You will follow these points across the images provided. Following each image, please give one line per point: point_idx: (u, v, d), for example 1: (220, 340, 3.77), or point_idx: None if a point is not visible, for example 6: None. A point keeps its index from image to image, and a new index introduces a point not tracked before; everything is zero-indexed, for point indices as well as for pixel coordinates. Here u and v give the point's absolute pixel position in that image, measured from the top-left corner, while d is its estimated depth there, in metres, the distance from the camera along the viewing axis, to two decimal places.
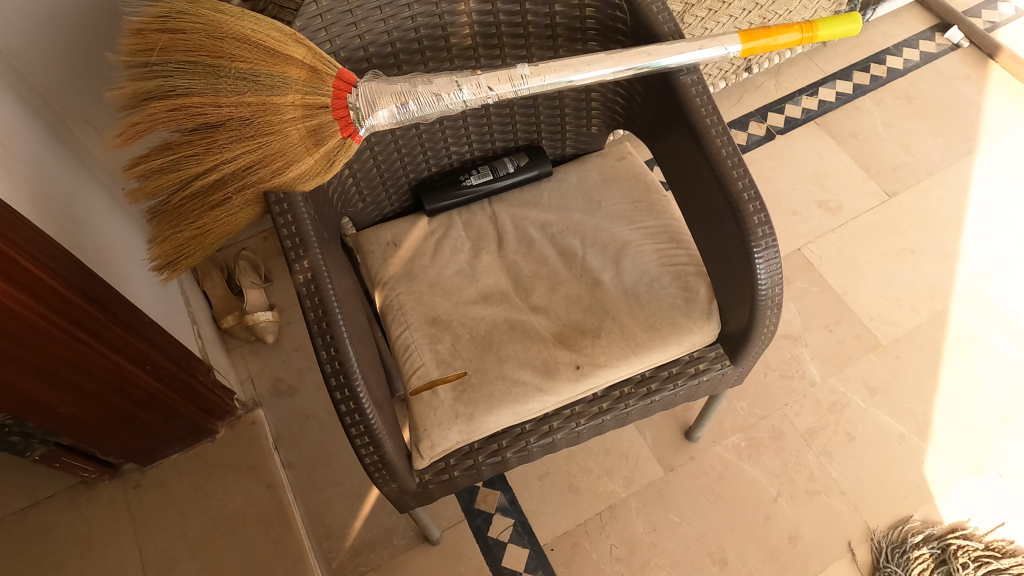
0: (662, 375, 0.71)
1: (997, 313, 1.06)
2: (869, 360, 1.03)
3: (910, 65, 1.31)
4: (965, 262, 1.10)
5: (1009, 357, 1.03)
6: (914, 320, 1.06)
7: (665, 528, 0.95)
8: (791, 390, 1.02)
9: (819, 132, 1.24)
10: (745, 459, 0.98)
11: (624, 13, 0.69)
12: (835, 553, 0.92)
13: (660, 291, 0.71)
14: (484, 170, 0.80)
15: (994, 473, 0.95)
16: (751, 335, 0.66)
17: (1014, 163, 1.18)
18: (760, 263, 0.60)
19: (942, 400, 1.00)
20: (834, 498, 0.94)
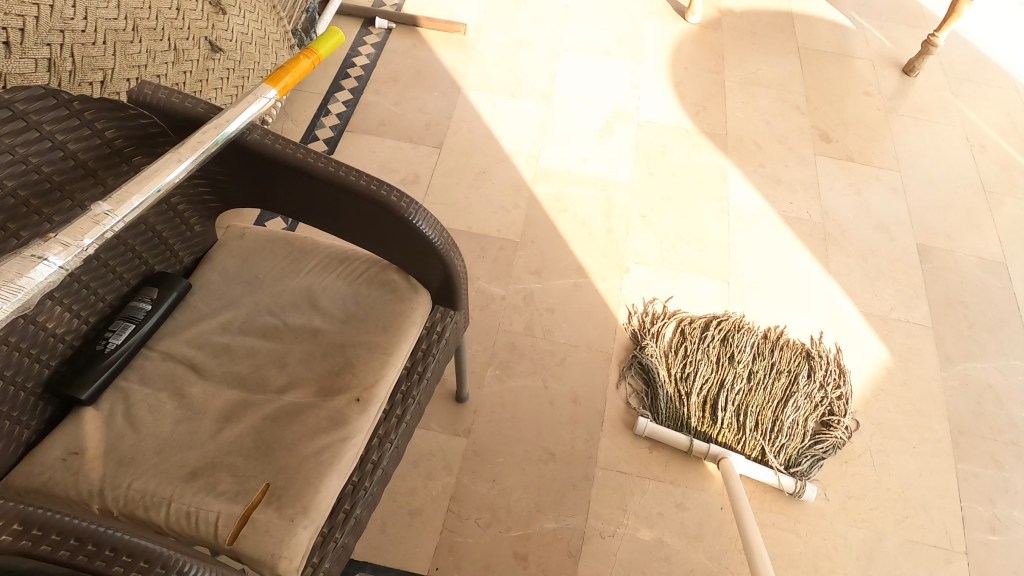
0: (416, 357, 0.79)
1: (558, 173, 1.40)
2: (519, 255, 1.27)
3: (371, 57, 1.60)
4: (515, 156, 1.42)
5: (586, 193, 1.38)
6: (519, 213, 1.34)
7: (499, 472, 1.05)
8: (486, 312, 1.20)
9: (357, 136, 1.43)
10: (504, 381, 1.14)
11: (149, 116, 0.75)
12: (603, 387, 1.15)
13: (369, 301, 0.78)
14: (120, 325, 0.74)
15: (634, 264, 1.29)
16: (455, 281, 0.78)
17: (488, 81, 1.56)
18: (419, 221, 0.73)
19: (577, 245, 1.30)
20: (574, 355, 1.17)
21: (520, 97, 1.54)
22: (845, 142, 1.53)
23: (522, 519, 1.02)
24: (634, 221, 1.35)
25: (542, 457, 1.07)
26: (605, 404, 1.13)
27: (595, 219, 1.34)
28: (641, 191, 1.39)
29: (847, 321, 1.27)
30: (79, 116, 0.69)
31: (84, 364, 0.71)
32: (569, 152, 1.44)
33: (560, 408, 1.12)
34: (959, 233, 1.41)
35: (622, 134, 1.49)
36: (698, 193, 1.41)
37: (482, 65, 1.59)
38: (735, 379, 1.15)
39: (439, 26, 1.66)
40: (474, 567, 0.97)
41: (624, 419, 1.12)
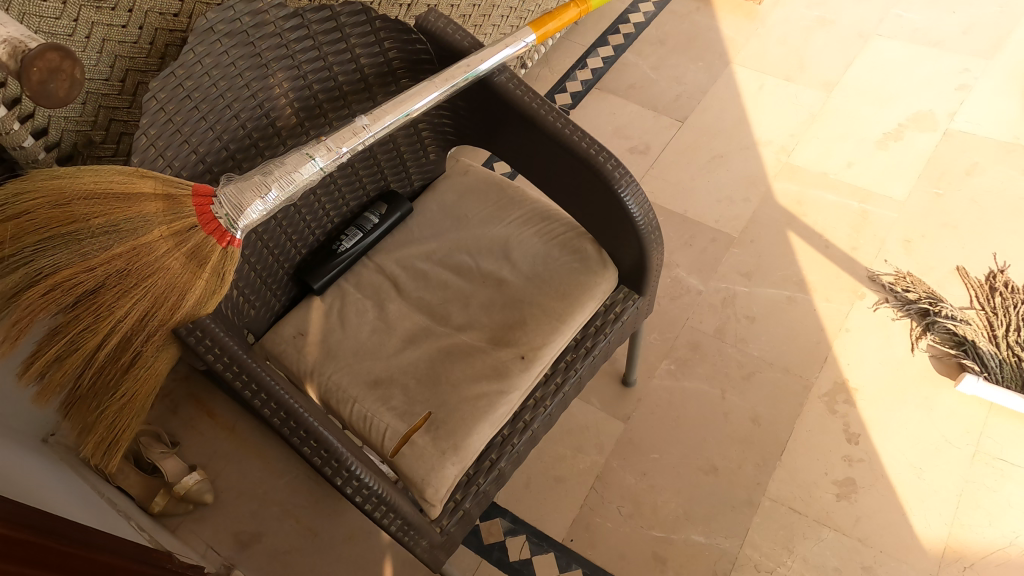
0: (591, 332, 0.77)
1: (808, 174, 1.24)
2: (732, 253, 1.17)
3: (649, 15, 1.52)
4: (766, 146, 1.29)
5: (835, 202, 1.20)
6: (748, 209, 1.22)
7: (651, 469, 1.01)
8: (683, 303, 1.13)
9: (604, 94, 1.40)
10: (681, 378, 1.07)
11: (424, 42, 0.78)
12: (792, 416, 1.02)
13: (555, 264, 0.77)
14: (352, 231, 0.82)
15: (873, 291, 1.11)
16: (647, 268, 0.75)
17: (765, 60, 1.41)
18: (628, 199, 0.69)
19: (805, 255, 1.15)
20: (767, 373, 1.06)
21: (796, 82, 1.37)
22: None
23: (665, 526, 0.96)
24: (886, 244, 1.15)
25: (704, 471, 1.00)
26: (791, 434, 1.01)
27: (843, 234, 1.17)
28: (919, 215, 1.17)
29: None
30: (370, 26, 0.75)
31: (320, 258, 0.80)
32: (832, 151, 1.26)
33: (738, 425, 1.02)
34: None
35: (913, 142, 1.25)
36: (999, 231, 1.14)
37: (765, 42, 1.44)
38: None
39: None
40: (605, 553, 0.95)
41: (813, 457, 0.99)
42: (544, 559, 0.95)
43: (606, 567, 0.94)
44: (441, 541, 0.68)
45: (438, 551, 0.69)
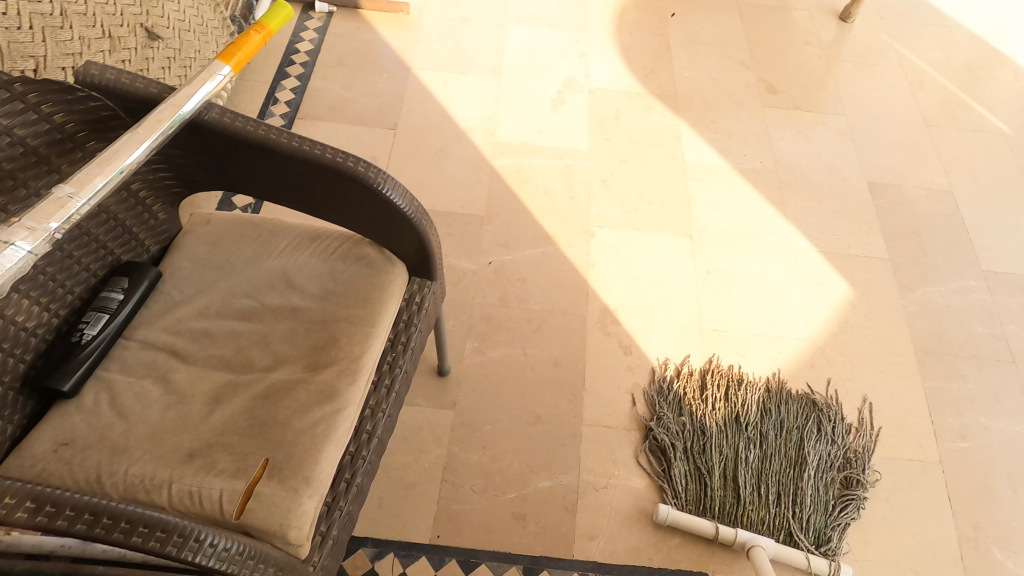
0: (399, 327, 0.81)
1: (515, 146, 1.41)
2: (486, 229, 1.29)
3: (315, 42, 1.56)
4: (472, 132, 1.43)
5: (544, 163, 1.39)
6: (482, 188, 1.35)
7: (488, 440, 1.07)
8: (461, 287, 1.22)
9: (307, 122, 1.41)
10: (483, 350, 1.16)
11: (101, 100, 0.72)
12: (581, 348, 1.18)
13: (344, 276, 0.79)
14: (94, 316, 0.72)
15: (598, 226, 1.31)
16: (430, 252, 0.81)
17: (436, 60, 1.56)
18: (391, 193, 0.74)
19: (540, 214, 1.32)
20: (550, 320, 1.20)
21: (471, 73, 1.54)
22: (790, 92, 1.58)
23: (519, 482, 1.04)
24: (593, 185, 1.37)
25: (532, 420, 1.10)
26: (586, 363, 1.16)
27: (559, 189, 1.36)
28: (602, 157, 1.41)
29: (807, 263, 1.30)
30: (30, 99, 0.66)
31: (60, 358, 0.70)
32: (526, 123, 1.45)
33: (544, 369, 1.15)
34: (906, 170, 1.49)
35: (573, 103, 1.50)
36: (656, 153, 1.42)
37: (430, 44, 1.58)
38: (748, 451, 1.08)
39: (381, 7, 1.64)
40: (475, 531, 0.99)
41: (605, 375, 1.15)
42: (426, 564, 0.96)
43: (479, 546, 0.98)
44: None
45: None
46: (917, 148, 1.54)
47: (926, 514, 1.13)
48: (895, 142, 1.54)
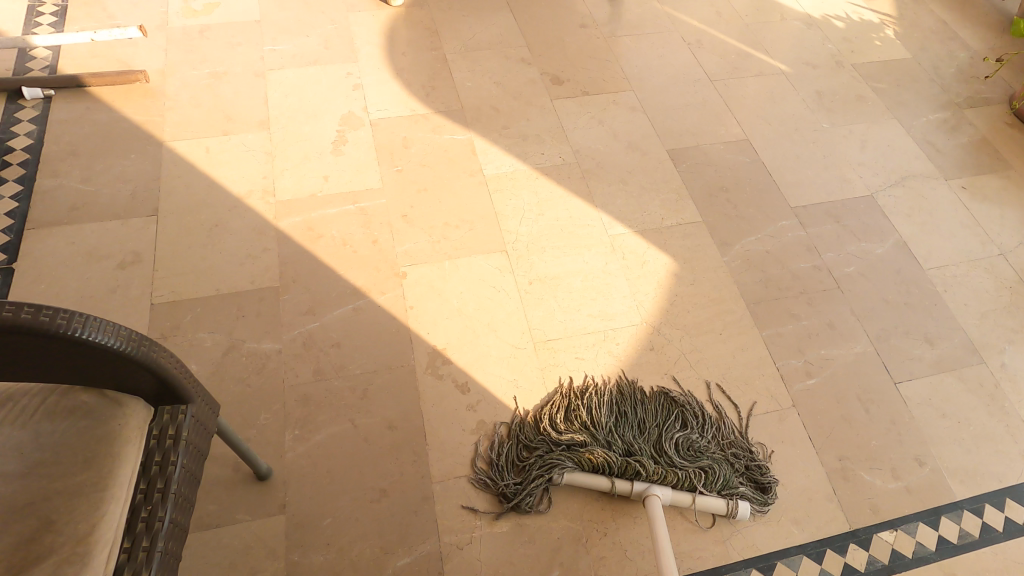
0: (155, 471, 0.71)
1: (300, 201, 1.33)
2: (285, 299, 1.21)
3: (35, 134, 1.41)
4: (246, 194, 1.35)
5: (337, 212, 1.31)
6: (270, 256, 1.26)
7: (333, 531, 0.98)
8: (270, 371, 1.13)
9: (41, 230, 1.27)
10: (308, 434, 1.07)
11: None
12: (414, 400, 1.10)
13: (61, 441, 0.67)
14: None
15: (408, 265, 1.24)
16: (170, 380, 0.73)
17: (190, 125, 1.46)
18: (95, 335, 0.65)
19: (345, 269, 1.23)
20: (375, 382, 1.11)
21: (233, 132, 1.45)
22: (576, 79, 1.57)
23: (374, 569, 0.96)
24: (393, 222, 1.29)
25: (379, 494, 1.02)
26: (423, 416, 1.09)
27: (359, 236, 1.27)
28: (397, 192, 1.34)
29: (625, 246, 1.31)
30: None
31: None
32: (305, 173, 1.38)
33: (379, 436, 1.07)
34: (699, 129, 1.52)
35: (356, 140, 1.43)
36: (453, 174, 1.36)
37: (181, 109, 1.48)
38: (613, 451, 1.06)
39: (111, 80, 1.50)
40: None
41: (446, 423, 1.08)
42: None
43: None
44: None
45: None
46: (709, 110, 1.57)
47: (793, 460, 1.15)
48: (686, 105, 1.56)
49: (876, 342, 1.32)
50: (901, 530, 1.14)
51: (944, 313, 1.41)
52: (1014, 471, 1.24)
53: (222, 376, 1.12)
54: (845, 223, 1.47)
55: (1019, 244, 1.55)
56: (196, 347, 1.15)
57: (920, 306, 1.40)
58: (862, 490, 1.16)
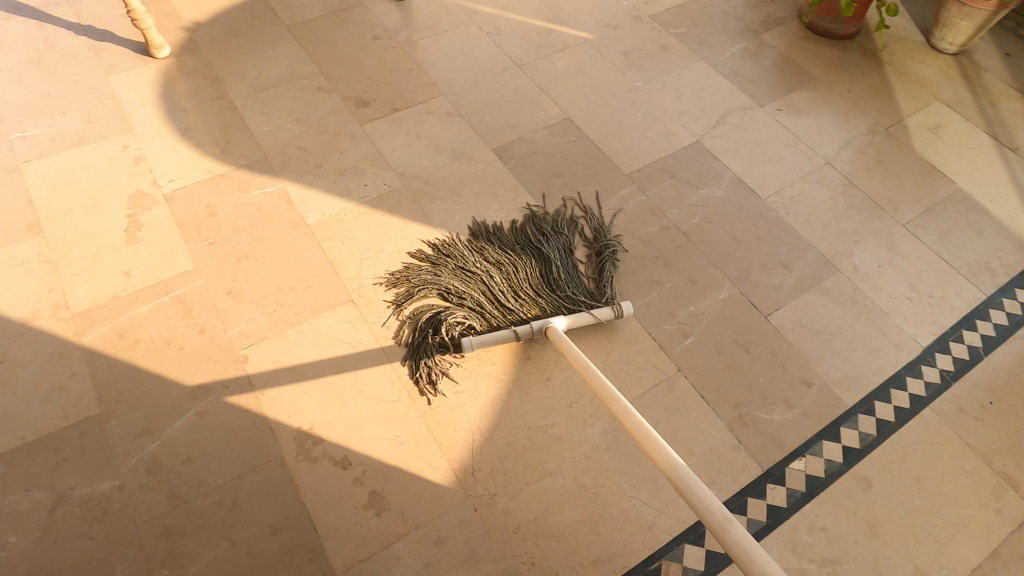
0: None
1: (102, 309, 1.16)
2: (112, 425, 1.04)
3: None
4: (35, 317, 1.14)
5: (149, 311, 1.16)
6: (83, 380, 1.08)
7: None
8: (114, 515, 0.96)
9: None
10: (187, 571, 0.93)
11: None
12: (297, 494, 0.99)
13: None
14: None
15: (246, 347, 1.13)
16: None
17: None
18: None
19: (174, 372, 1.09)
20: (246, 488, 0.99)
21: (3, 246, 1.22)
22: (381, 97, 1.50)
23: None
24: (218, 305, 1.17)
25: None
26: (311, 506, 0.99)
27: (183, 330, 1.14)
28: (214, 268, 1.21)
29: (478, 255, 1.26)
30: None
31: None
32: (101, 274, 1.19)
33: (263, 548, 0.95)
34: (518, 118, 1.51)
35: (151, 222, 1.26)
36: (273, 233, 1.26)
37: None
38: (496, 289, 1.20)
39: None
40: None
41: (339, 507, 0.98)
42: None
43: None
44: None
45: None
46: (522, 96, 1.56)
47: (692, 425, 1.17)
48: (500, 99, 1.54)
49: (738, 282, 1.36)
50: (809, 455, 1.18)
51: (793, 233, 1.46)
52: (888, 362, 1.31)
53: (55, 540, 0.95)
54: (679, 174, 1.51)
55: (839, 150, 1.65)
56: (21, 515, 0.96)
57: (769, 237, 1.44)
58: (765, 431, 1.18)
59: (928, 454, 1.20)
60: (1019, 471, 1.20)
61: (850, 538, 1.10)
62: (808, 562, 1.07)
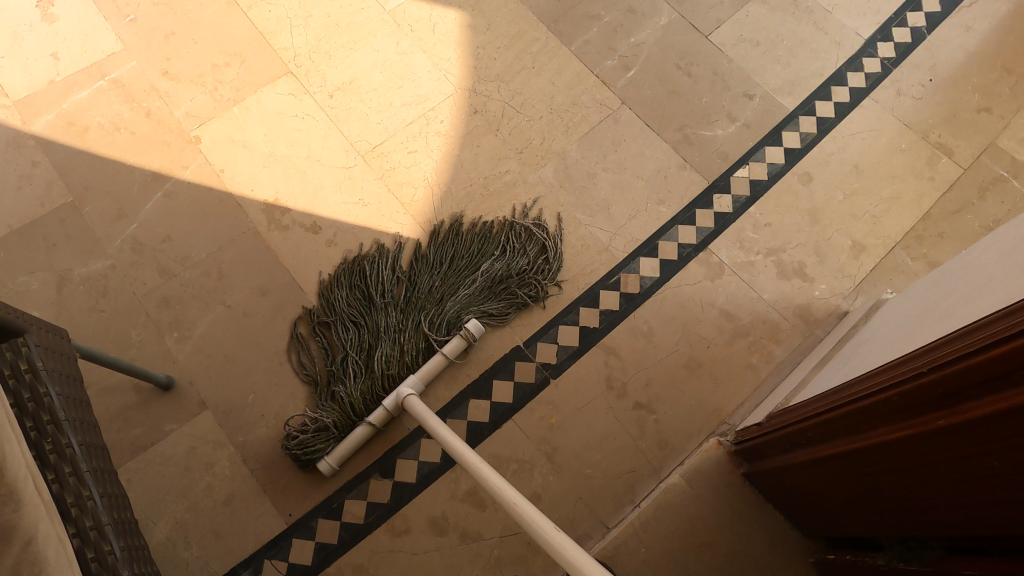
0: (33, 409, 0.87)
1: (42, 92, 1.37)
2: (88, 211, 1.31)
3: None
4: None
5: (86, 94, 1.38)
6: (50, 161, 1.33)
7: (258, 391, 1.25)
8: (114, 288, 1.27)
9: None
10: (203, 326, 1.27)
11: None
12: (290, 257, 1.29)
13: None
14: None
15: (195, 126, 1.36)
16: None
17: None
18: None
19: (128, 156, 1.34)
20: (235, 254, 1.29)
21: None
22: None
23: (317, 416, 1.24)
24: (158, 87, 1.38)
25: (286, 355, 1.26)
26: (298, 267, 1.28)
27: (128, 113, 1.37)
28: (142, 48, 1.41)
29: (403, 19, 1.42)
30: None
31: None
32: (29, 63, 1.39)
33: (255, 308, 1.27)
34: None
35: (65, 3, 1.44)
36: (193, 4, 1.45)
37: None
38: (405, 292, 1.23)
39: None
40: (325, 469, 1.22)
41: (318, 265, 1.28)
42: (296, 541, 1.19)
43: (324, 480, 1.22)
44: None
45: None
46: None
47: (639, 153, 1.31)
48: None
49: (677, 6, 1.41)
50: (752, 162, 1.29)
51: None
52: (829, 61, 1.36)
53: (68, 310, 1.25)
54: None
55: None
56: (53, 290, 1.26)
57: None
58: (709, 146, 1.30)
59: (867, 142, 1.29)
60: (955, 138, 1.28)
61: (793, 229, 1.24)
62: (755, 255, 1.22)
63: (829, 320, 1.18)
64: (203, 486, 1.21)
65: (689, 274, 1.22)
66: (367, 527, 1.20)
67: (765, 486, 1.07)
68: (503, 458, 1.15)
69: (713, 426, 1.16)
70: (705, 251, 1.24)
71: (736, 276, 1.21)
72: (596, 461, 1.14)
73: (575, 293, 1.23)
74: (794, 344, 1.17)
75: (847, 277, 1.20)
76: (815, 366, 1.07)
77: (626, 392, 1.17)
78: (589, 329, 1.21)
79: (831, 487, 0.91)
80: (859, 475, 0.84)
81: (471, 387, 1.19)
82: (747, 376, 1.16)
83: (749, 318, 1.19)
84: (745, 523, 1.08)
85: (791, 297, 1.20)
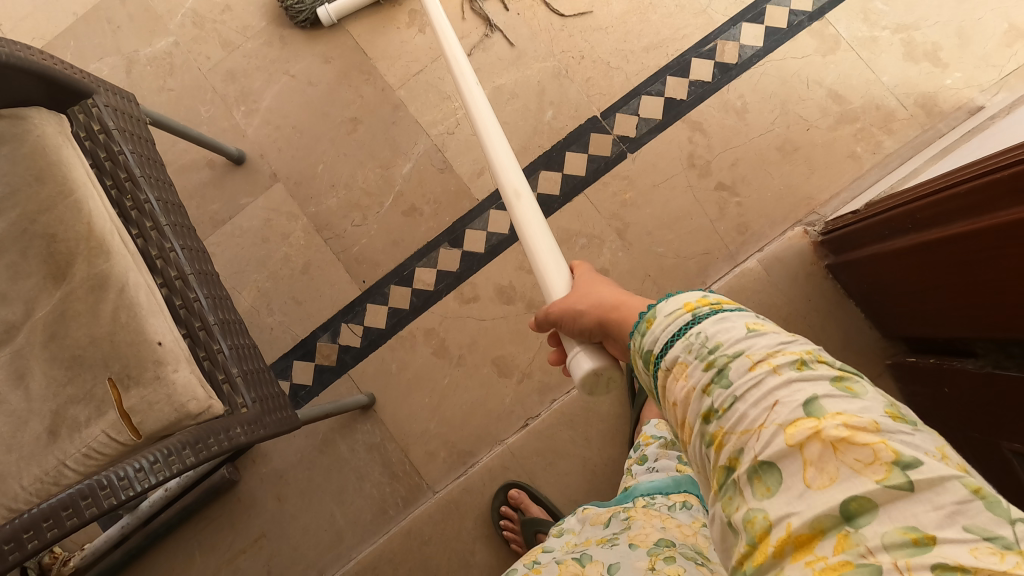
0: (110, 167, 0.82)
1: None
2: None
3: None
4: None
5: None
6: None
7: (327, 166, 1.25)
8: (179, 68, 1.27)
9: None
10: (269, 100, 1.26)
11: None
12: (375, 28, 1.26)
13: (43, 207, 0.77)
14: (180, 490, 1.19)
15: None
16: (153, 237, 0.82)
17: None
18: (130, 194, 0.82)
19: None
20: (300, 37, 1.26)
21: None
22: None
23: (388, 188, 1.24)
24: None
25: (352, 125, 1.25)
26: (379, 37, 1.26)
27: None
28: None
29: None
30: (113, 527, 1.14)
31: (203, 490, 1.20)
32: None
33: (318, 78, 1.26)
34: None
35: None
36: None
37: None
38: None
39: None
40: (398, 246, 1.24)
41: (396, 44, 1.26)
42: (372, 307, 1.24)
43: (394, 257, 1.24)
44: (255, 399, 0.85)
45: (264, 375, 0.91)
46: None
47: None
48: None
49: None
50: None
51: None
52: None
53: (137, 85, 1.27)
54: None
55: None
56: (124, 65, 1.27)
57: None
58: None
59: None
60: None
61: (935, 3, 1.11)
62: (880, 31, 1.12)
63: (957, 114, 1.08)
64: (283, 261, 1.25)
65: (798, 47, 1.14)
66: (436, 294, 1.23)
67: (855, 275, 1.01)
68: (574, 231, 1.17)
69: (800, 215, 1.12)
70: (819, 20, 1.14)
71: (854, 52, 1.12)
72: (671, 241, 1.15)
73: (666, 60, 1.18)
74: (907, 136, 1.09)
75: (992, 68, 1.08)
76: (933, 156, 0.94)
77: (711, 172, 1.14)
78: (676, 102, 1.17)
79: (932, 274, 0.82)
80: (977, 260, 0.74)
81: (543, 159, 1.19)
82: (849, 166, 1.11)
83: (861, 103, 1.11)
84: (820, 316, 1.08)
85: (917, 84, 1.10)
